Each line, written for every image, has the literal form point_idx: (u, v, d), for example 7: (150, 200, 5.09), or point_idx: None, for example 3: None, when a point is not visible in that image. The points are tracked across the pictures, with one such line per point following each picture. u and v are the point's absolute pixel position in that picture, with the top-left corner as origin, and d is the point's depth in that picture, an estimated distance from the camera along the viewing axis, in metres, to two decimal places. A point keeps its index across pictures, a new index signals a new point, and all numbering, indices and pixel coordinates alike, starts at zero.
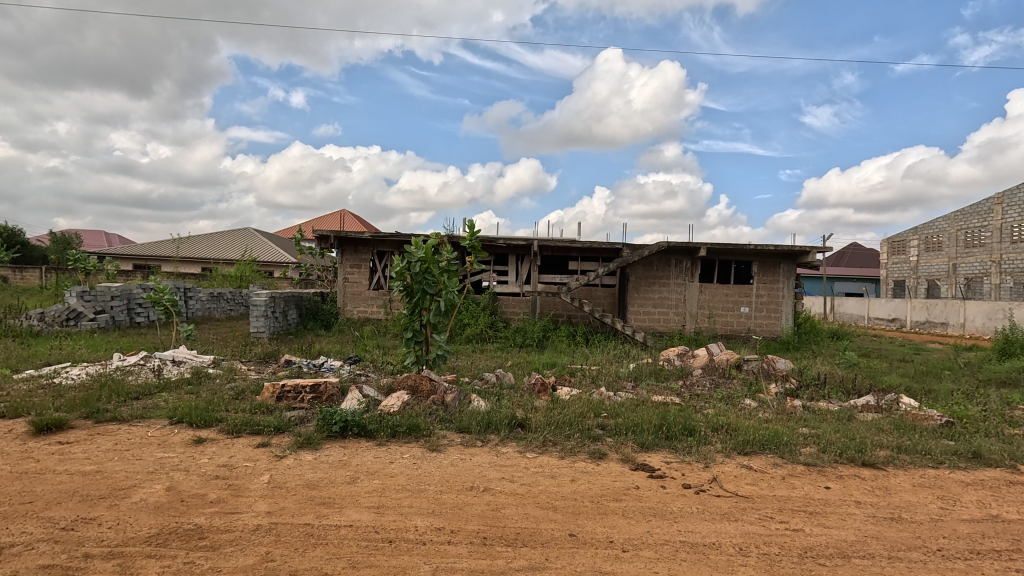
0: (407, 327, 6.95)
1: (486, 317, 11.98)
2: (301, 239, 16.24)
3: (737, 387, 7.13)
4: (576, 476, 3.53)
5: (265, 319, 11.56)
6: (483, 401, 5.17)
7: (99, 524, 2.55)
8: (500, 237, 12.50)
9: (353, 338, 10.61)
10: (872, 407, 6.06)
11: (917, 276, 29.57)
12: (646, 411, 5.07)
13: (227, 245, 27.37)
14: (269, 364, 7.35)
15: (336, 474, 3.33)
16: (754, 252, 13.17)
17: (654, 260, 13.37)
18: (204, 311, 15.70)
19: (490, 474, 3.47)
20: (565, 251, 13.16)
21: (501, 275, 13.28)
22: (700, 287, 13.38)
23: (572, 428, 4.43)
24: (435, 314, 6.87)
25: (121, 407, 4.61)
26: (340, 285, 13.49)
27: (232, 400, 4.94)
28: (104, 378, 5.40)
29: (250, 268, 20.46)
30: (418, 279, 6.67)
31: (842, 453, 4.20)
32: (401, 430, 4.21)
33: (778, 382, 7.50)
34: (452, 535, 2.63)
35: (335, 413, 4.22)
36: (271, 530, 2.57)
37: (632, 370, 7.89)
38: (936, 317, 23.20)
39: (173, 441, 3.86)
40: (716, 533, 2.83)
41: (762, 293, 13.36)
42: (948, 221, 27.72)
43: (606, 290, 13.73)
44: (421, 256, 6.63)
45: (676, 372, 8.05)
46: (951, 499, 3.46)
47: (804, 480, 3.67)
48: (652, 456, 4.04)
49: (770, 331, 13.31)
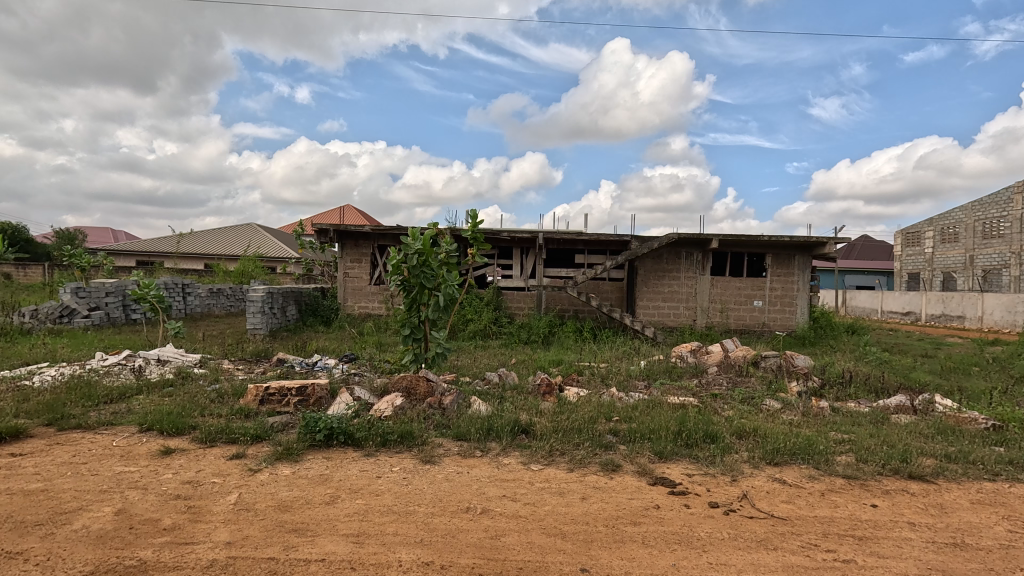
0: (404, 323, 6.55)
1: (490, 312, 11.57)
2: (300, 233, 15.81)
3: (756, 386, 6.68)
4: (588, 493, 3.10)
5: (262, 315, 11.24)
6: (483, 404, 4.76)
7: (25, 560, 2.16)
8: (504, 229, 12.08)
9: (353, 336, 10.24)
10: (905, 409, 5.60)
11: (932, 269, 28.84)
12: (661, 415, 4.65)
13: (229, 240, 27.07)
14: (260, 363, 6.98)
15: (315, 492, 2.92)
16: (768, 244, 12.68)
17: (664, 252, 12.89)
18: (203, 308, 15.41)
19: (489, 491, 3.05)
20: (571, 244, 12.72)
21: (505, 269, 12.86)
22: (711, 281, 12.90)
23: (582, 436, 4.01)
24: (434, 309, 6.46)
25: (90, 413, 4.23)
26: (340, 280, 13.12)
27: (212, 404, 4.56)
28: (77, 380, 5.03)
29: (253, 264, 20.18)
30: (415, 274, 6.26)
31: (885, 463, 3.76)
32: (392, 439, 3.81)
33: (799, 381, 7.04)
34: (442, 573, 2.21)
35: (319, 420, 3.84)
36: (228, 567, 2.16)
37: (644, 368, 7.46)
38: (952, 310, 22.61)
39: (138, 452, 3.48)
40: (754, 566, 2.40)
41: (776, 286, 12.87)
42: (964, 211, 27.02)
43: (613, 284, 13.30)
44: (418, 248, 6.21)
45: (690, 370, 7.62)
46: (1019, 520, 3.00)
47: (846, 497, 3.23)
48: (670, 468, 3.62)
49: (784, 325, 12.82)
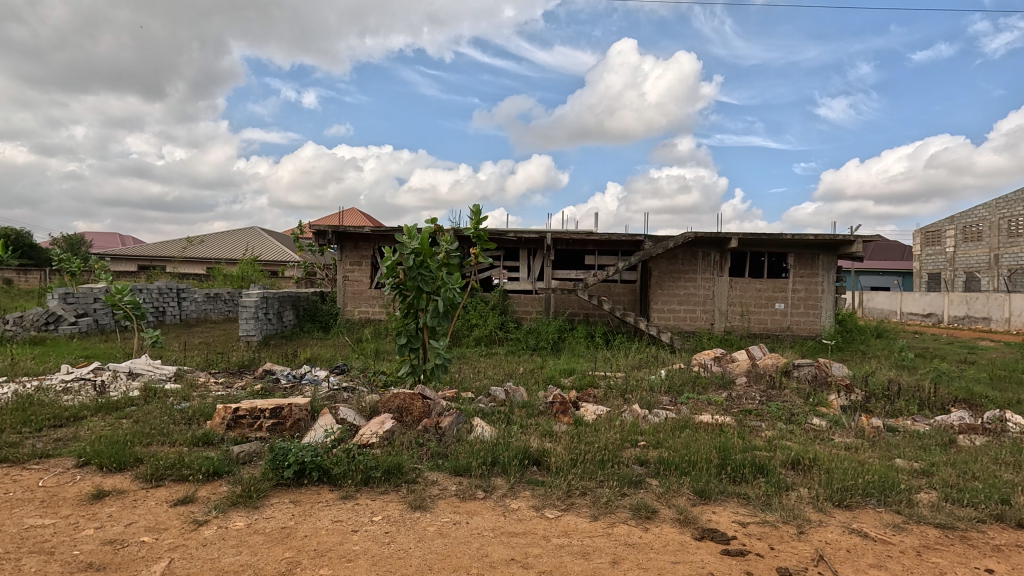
0: (400, 331, 5.91)
1: (496, 316, 10.93)
2: (298, 235, 15.19)
3: (793, 400, 5.94)
4: (620, 555, 2.43)
5: (255, 321, 10.69)
6: (488, 427, 4.11)
7: None
8: (510, 229, 11.43)
9: (350, 343, 9.62)
10: (973, 429, 4.87)
11: (954, 268, 27.85)
12: (696, 440, 3.97)
13: (229, 245, 26.60)
14: (244, 375, 6.36)
15: (268, 558, 2.27)
16: (791, 243, 11.94)
17: (679, 252, 12.18)
18: (199, 313, 14.92)
19: (494, 555, 2.38)
20: (581, 244, 12.04)
21: (511, 272, 12.20)
22: (730, 282, 12.17)
23: (606, 471, 3.33)
24: (433, 316, 5.82)
25: (26, 441, 3.61)
26: (339, 284, 12.52)
27: (175, 429, 3.94)
28: (25, 399, 4.42)
29: (252, 268, 19.65)
30: (411, 276, 5.60)
31: (983, 506, 3.04)
32: (377, 475, 3.16)
33: (840, 395, 6.29)
34: None
35: (289, 453, 3.18)
36: None
37: (666, 379, 6.76)
38: (976, 311, 21.71)
39: (64, 496, 2.84)
40: None
41: (799, 287, 12.11)
42: (988, 208, 26.05)
43: (626, 286, 12.63)
44: (415, 247, 5.58)
45: (716, 380, 6.93)
46: None
47: (951, 558, 2.53)
48: (717, 513, 2.93)
49: (809, 330, 12.05)
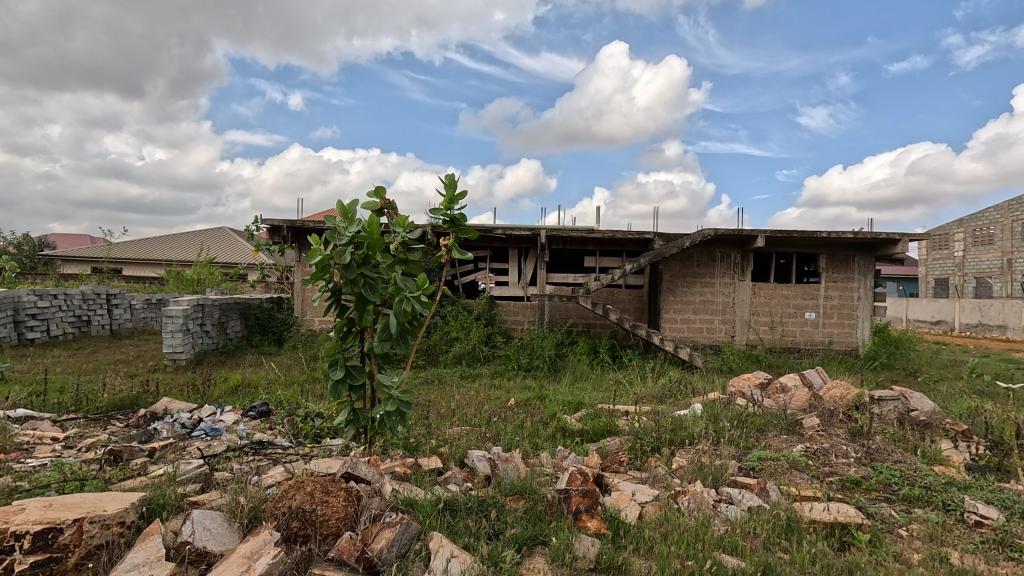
0: (335, 361, 3.99)
1: (480, 328, 9.09)
2: (253, 233, 13.03)
3: (907, 460, 4.13)
4: None
5: (184, 335, 8.64)
6: (455, 559, 2.21)
7: None
8: (497, 227, 9.56)
9: (297, 366, 7.67)
10: None
11: (962, 273, 26.57)
12: None
13: (190, 247, 24.21)
14: (111, 424, 4.36)
15: None
16: (824, 241, 10.24)
17: (694, 253, 10.40)
18: (136, 323, 12.79)
19: None
20: (580, 243, 10.21)
21: (499, 275, 10.34)
22: (753, 288, 10.44)
23: None
24: (381, 340, 3.89)
25: None
26: (297, 288, 10.54)
27: None
28: None
29: (209, 271, 17.47)
30: (348, 279, 3.70)
31: None
32: None
33: (957, 449, 4.47)
34: None
35: None
36: None
37: (709, 417, 4.94)
38: (990, 319, 20.35)
39: None
40: None
41: (832, 295, 10.42)
42: (1000, 211, 24.87)
43: (631, 292, 10.91)
44: (355, 237, 3.68)
45: (776, 418, 5.11)
46: None
47: None
48: None
49: (844, 344, 10.35)
